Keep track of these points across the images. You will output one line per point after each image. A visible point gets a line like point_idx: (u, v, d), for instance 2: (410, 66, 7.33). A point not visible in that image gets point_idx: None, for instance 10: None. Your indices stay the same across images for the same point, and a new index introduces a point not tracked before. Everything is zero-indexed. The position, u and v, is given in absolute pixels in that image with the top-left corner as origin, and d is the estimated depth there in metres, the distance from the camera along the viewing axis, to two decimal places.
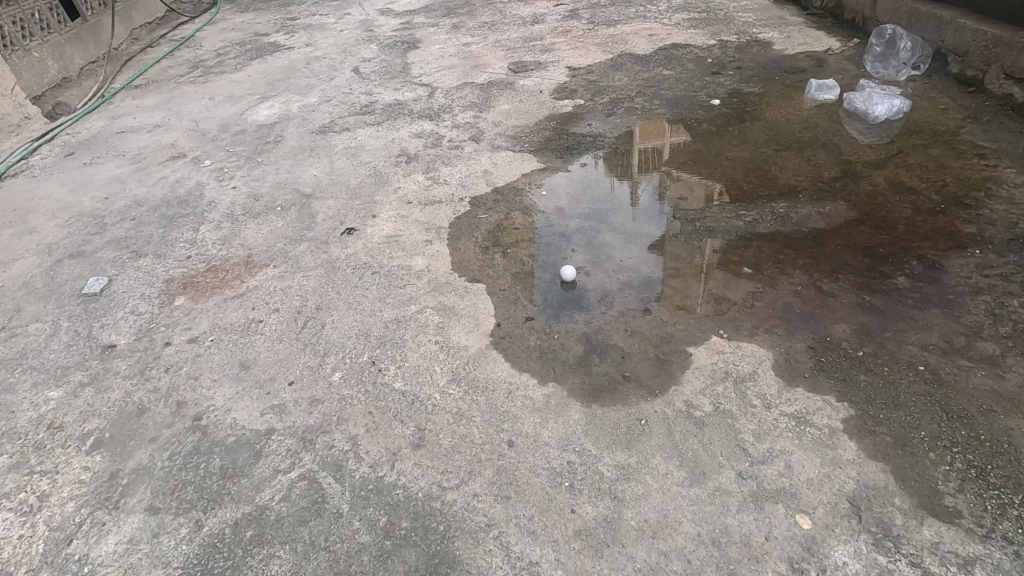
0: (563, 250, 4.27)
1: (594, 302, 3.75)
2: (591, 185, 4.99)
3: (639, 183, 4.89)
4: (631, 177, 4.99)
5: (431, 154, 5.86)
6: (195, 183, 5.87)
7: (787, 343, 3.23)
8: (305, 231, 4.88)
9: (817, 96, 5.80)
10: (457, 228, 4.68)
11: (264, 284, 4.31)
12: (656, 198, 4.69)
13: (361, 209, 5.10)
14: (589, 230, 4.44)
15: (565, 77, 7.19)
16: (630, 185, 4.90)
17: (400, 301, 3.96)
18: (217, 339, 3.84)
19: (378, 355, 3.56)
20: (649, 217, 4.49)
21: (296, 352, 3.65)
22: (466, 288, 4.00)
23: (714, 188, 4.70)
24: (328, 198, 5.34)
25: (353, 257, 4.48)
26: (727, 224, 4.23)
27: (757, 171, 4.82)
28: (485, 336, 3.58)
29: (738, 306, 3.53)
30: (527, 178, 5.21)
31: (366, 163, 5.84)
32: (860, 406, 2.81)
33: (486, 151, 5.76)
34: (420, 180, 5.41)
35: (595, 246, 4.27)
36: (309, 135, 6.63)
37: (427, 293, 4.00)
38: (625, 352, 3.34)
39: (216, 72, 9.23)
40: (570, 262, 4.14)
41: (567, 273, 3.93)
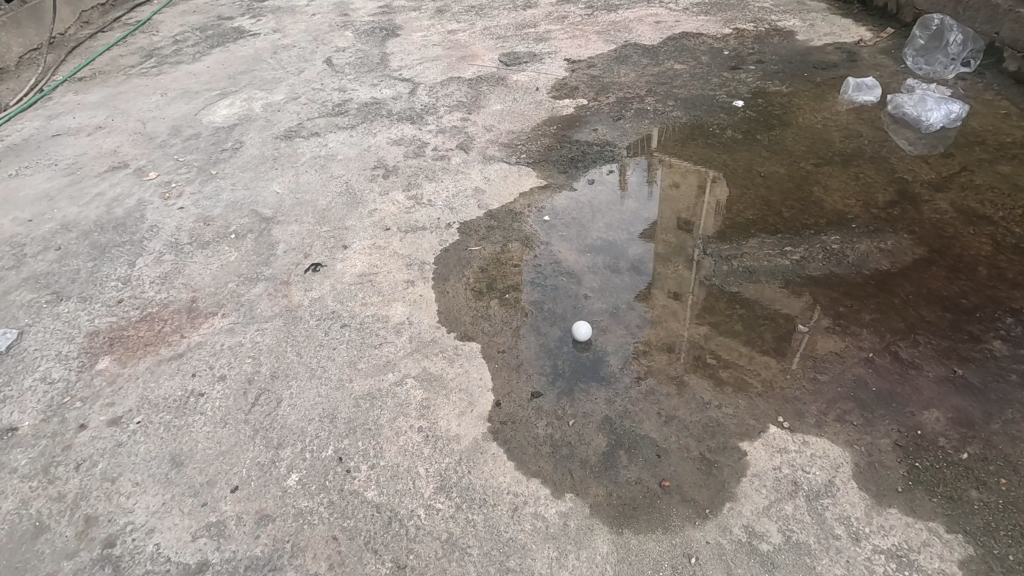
0: (574, 297, 3.52)
1: (616, 372, 3.02)
2: (601, 209, 4.24)
3: (627, 166, 4.62)
4: (623, 172, 4.58)
5: (413, 166, 5.06)
6: (136, 202, 5.01)
7: (868, 437, 2.54)
8: (262, 267, 4.08)
9: (855, 97, 5.06)
10: (444, 266, 3.91)
11: (209, 341, 3.53)
12: (645, 179, 4.47)
13: (330, 238, 4.31)
14: (603, 269, 3.70)
15: (564, 71, 6.37)
16: (618, 168, 4.63)
17: (376, 369, 3.21)
18: (145, 421, 3.07)
19: (346, 447, 2.81)
20: (638, 199, 4.28)
21: (243, 443, 2.89)
22: (456, 350, 3.26)
23: (747, 212, 3.97)
24: (292, 222, 4.54)
25: (319, 303, 3.72)
26: (770, 263, 3.51)
27: (797, 193, 4.09)
28: (481, 421, 2.85)
29: (797, 381, 2.83)
30: (526, 199, 4.44)
31: (337, 178, 5.04)
32: (979, 541, 2.15)
33: (477, 163, 4.97)
34: (400, 201, 4.63)
35: (612, 291, 3.52)
36: (272, 141, 5.78)
37: (408, 358, 3.25)
38: (660, 447, 2.63)
39: (171, 62, 8.25)
40: (583, 313, 3.41)
41: (581, 332, 3.19)
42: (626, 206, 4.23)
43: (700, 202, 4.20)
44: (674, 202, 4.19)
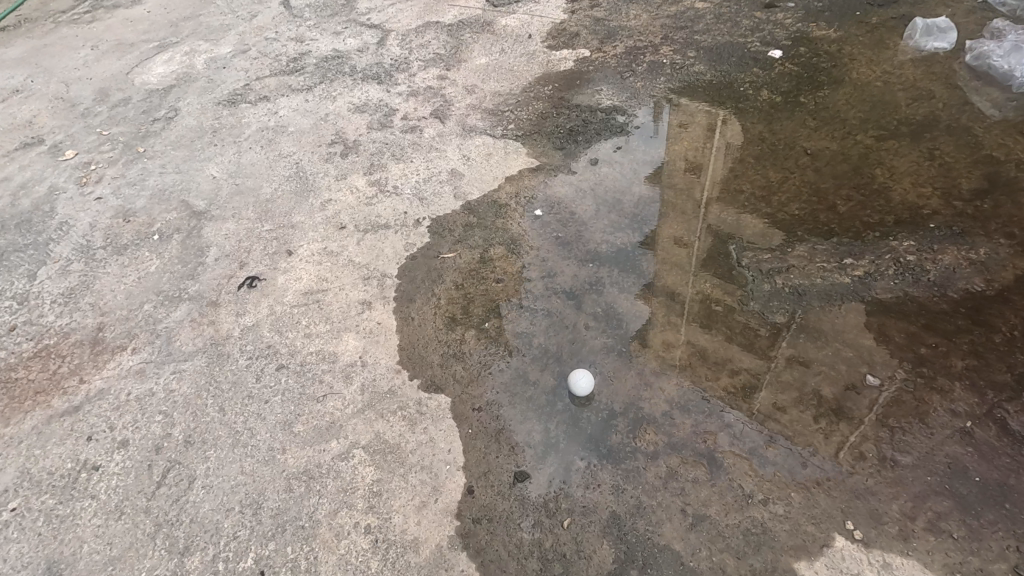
0: (571, 328, 2.75)
1: (625, 443, 2.30)
2: (605, 198, 3.41)
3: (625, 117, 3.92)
4: (625, 134, 3.80)
5: (377, 141, 4.17)
6: (45, 190, 4.16)
7: (976, 561, 1.86)
8: (187, 281, 3.31)
9: (925, 44, 4.06)
10: (409, 281, 3.13)
11: (113, 388, 2.80)
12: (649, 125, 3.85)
13: (272, 240, 3.51)
14: (608, 287, 2.91)
15: (562, 11, 5.29)
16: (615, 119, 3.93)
17: (315, 434, 2.50)
18: (22, 508, 2.40)
19: (271, 556, 2.15)
20: (638, 151, 3.66)
21: (140, 546, 2.24)
22: (419, 407, 2.54)
23: (792, 204, 3.13)
24: (228, 217, 3.71)
25: (252, 335, 2.98)
26: (827, 280, 2.71)
27: (854, 176, 3.23)
28: (447, 519, 2.17)
29: (871, 463, 2.11)
30: (513, 187, 3.60)
31: (286, 157, 4.16)
32: None
33: (454, 137, 4.08)
34: (360, 190, 3.79)
35: (621, 320, 2.75)
36: (213, 107, 4.83)
37: (358, 418, 2.54)
38: (687, 568, 1.95)
39: (107, 4, 7.08)
40: (582, 351, 2.65)
41: (580, 386, 2.43)
42: (622, 161, 3.62)
43: (708, 151, 3.60)
44: (682, 157, 3.56)
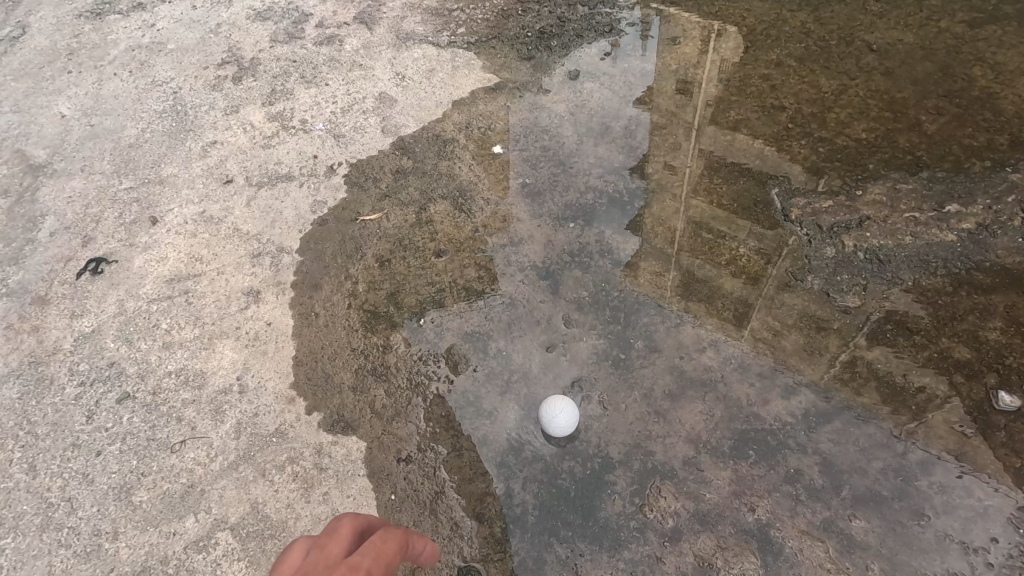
0: (543, 326, 1.88)
1: (629, 515, 1.50)
2: (588, 125, 2.43)
3: (614, 9, 2.87)
4: (617, 35, 2.76)
5: (283, 58, 3.07)
6: None
7: None
8: (8, 268, 2.35)
9: None
10: (315, 260, 2.21)
11: None
12: (645, 11, 2.82)
13: (132, 203, 2.53)
14: (597, 260, 2.01)
15: None
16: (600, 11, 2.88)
17: (164, 507, 1.67)
18: None
19: None
20: (630, 54, 2.66)
21: None
22: (319, 461, 1.71)
23: (857, 124, 2.19)
24: (75, 172, 2.69)
25: (89, 347, 2.07)
26: (921, 239, 1.83)
27: (944, 79, 2.27)
28: None
29: (1019, 547, 1.36)
30: (463, 116, 2.60)
31: (161, 85, 3.07)
32: None
33: (385, 48, 2.99)
34: (257, 126, 2.76)
35: (616, 310, 1.88)
36: (71, 19, 3.62)
37: (228, 480, 1.70)
38: None
39: None
40: (560, 362, 1.79)
41: (568, 428, 1.59)
42: (609, 69, 2.63)
43: (717, 45, 2.60)
44: (693, 61, 2.57)
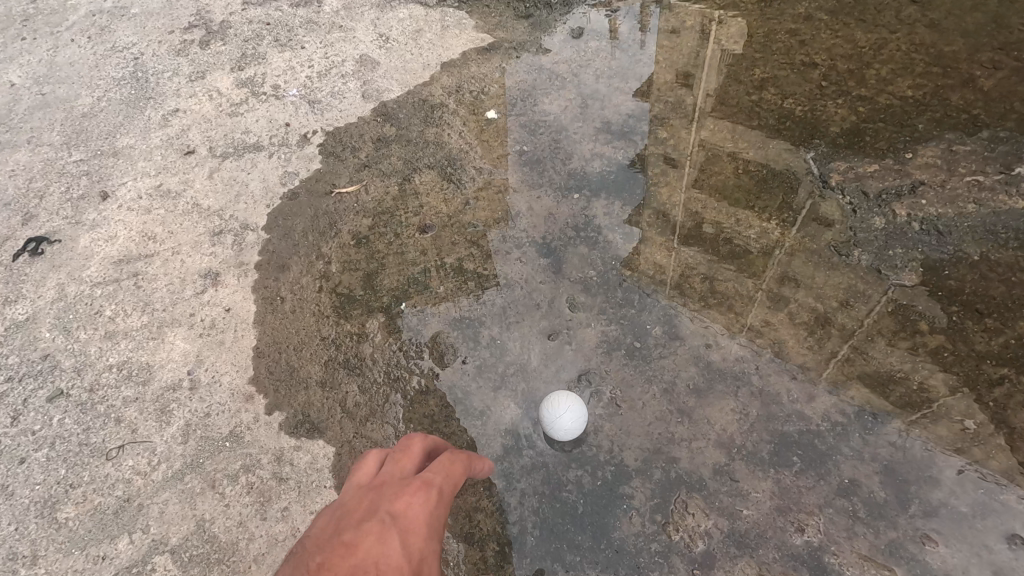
0: (544, 310, 1.61)
1: (650, 536, 1.24)
2: (593, 86, 2.15)
3: None
4: None
5: (255, 20, 2.78)
6: None
7: None
8: None
9: None
10: (282, 237, 1.93)
11: None
12: None
13: (81, 177, 2.25)
14: (606, 235, 1.75)
15: None
16: None
17: (94, 526, 1.40)
18: None
19: None
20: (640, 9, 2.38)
21: None
22: (280, 470, 1.44)
23: (901, 81, 1.92)
24: (20, 144, 2.40)
25: (20, 338, 1.79)
26: (986, 207, 1.56)
27: (999, 30, 1.99)
28: None
29: None
30: (453, 78, 2.31)
31: (121, 50, 2.78)
32: None
33: (367, 8, 2.70)
34: (224, 93, 2.48)
35: (629, 293, 1.61)
36: None
37: (171, 494, 1.43)
38: None
39: None
40: (565, 353, 1.52)
41: (579, 427, 1.33)
42: (617, 25, 2.35)
43: None
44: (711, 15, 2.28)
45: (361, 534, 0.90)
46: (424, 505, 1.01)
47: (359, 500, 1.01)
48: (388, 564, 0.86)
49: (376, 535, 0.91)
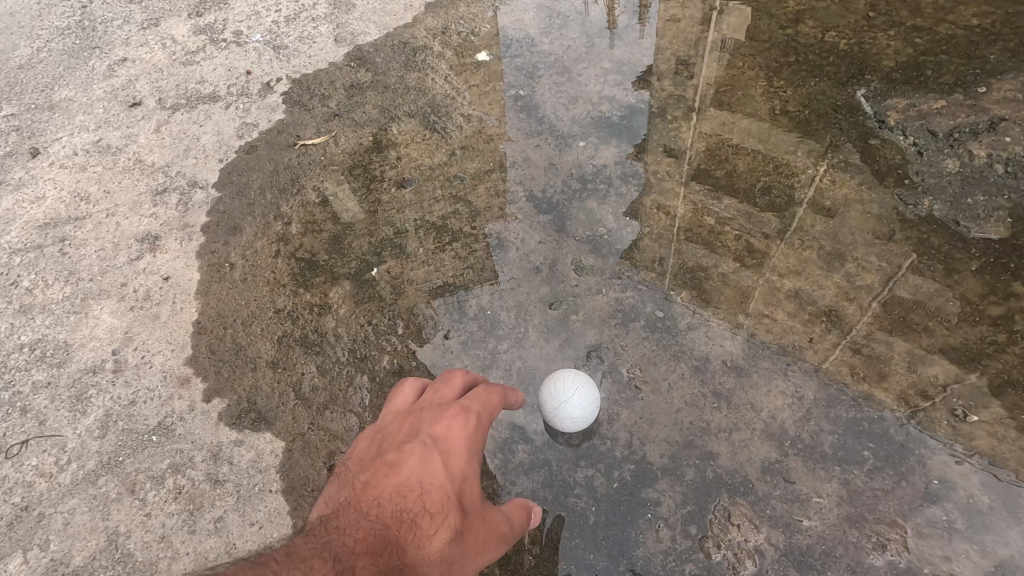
0: (545, 276, 1.33)
1: (684, 555, 0.96)
2: (600, 22, 1.85)
3: None
4: None
5: None
6: None
7: None
8: None
9: None
10: (235, 196, 1.64)
11: None
12: None
13: (9, 133, 1.94)
14: (618, 188, 1.46)
15: None
16: None
17: None
18: None
19: None
20: None
21: None
22: (216, 470, 1.16)
23: (967, 7, 1.62)
24: None
25: None
26: None
27: None
28: None
29: None
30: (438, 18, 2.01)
31: None
32: None
33: None
34: (179, 41, 2.18)
35: (648, 254, 1.32)
36: None
37: (80, 501, 1.15)
38: None
39: None
40: (570, 326, 1.24)
41: (594, 412, 1.06)
42: None
43: None
44: None
45: (402, 460, 0.88)
46: (463, 433, 0.94)
47: (396, 423, 0.97)
48: (431, 489, 0.85)
49: (418, 459, 0.88)
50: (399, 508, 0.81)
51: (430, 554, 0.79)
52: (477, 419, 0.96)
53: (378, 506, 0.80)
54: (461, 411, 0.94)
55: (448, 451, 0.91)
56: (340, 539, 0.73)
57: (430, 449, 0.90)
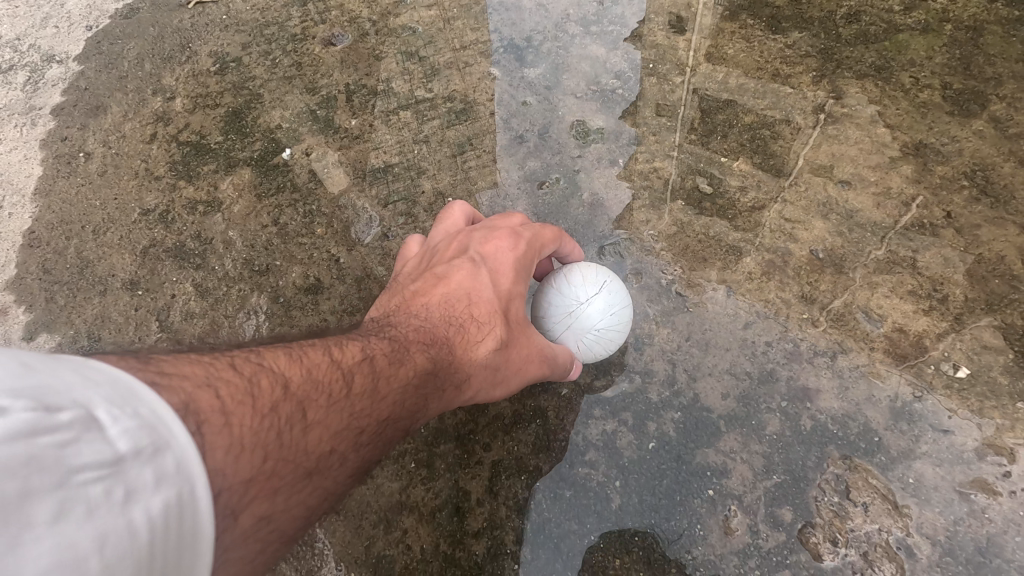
0: (532, 148, 0.91)
1: (774, 559, 0.57)
2: None
3: None
4: None
5: None
6: None
7: None
8: None
9: None
10: (104, 69, 1.18)
11: None
12: None
13: None
14: (637, 26, 1.01)
15: None
16: None
17: None
18: None
19: None
20: None
21: None
22: None
23: None
24: None
25: None
26: None
27: None
28: None
29: None
30: None
31: None
32: None
33: None
34: None
35: (683, 111, 0.90)
36: None
37: None
38: None
39: None
40: (572, 214, 0.83)
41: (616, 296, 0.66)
42: None
43: None
44: None
45: (447, 264, 0.62)
46: (522, 251, 0.62)
47: (446, 233, 0.68)
48: (479, 297, 0.59)
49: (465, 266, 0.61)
50: (445, 311, 0.58)
51: (483, 363, 0.57)
52: (537, 241, 0.64)
53: (422, 306, 0.58)
54: (513, 228, 0.62)
55: (496, 264, 0.61)
56: (385, 327, 0.55)
57: (477, 258, 0.61)
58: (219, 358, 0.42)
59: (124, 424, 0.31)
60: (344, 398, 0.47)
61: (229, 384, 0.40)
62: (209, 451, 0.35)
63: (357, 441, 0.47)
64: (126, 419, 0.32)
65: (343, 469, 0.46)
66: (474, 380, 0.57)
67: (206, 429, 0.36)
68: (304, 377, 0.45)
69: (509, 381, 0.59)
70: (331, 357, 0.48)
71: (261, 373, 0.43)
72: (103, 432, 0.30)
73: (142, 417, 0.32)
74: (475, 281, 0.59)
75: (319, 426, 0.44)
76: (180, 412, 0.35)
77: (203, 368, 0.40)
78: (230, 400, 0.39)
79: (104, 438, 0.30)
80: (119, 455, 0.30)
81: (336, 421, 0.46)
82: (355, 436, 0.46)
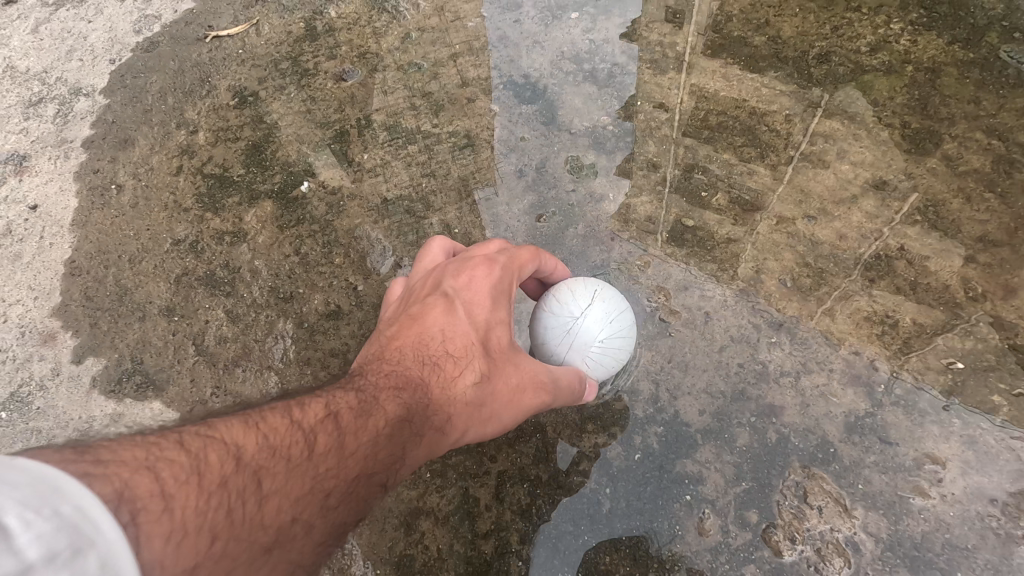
0: (531, 182, 0.99)
1: (742, 555, 0.67)
2: None
3: None
4: None
5: None
6: None
7: None
8: None
9: None
10: (129, 102, 1.26)
11: None
12: None
13: None
14: (626, 64, 1.10)
15: None
16: None
17: None
18: None
19: None
20: None
21: None
22: None
23: None
24: None
25: None
26: None
27: None
28: None
29: None
30: None
31: None
32: None
33: None
34: None
35: (668, 147, 0.98)
36: None
37: None
38: None
39: None
40: (567, 245, 0.91)
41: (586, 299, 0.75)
42: None
43: None
44: None
45: (421, 306, 0.67)
46: (493, 283, 0.68)
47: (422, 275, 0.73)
48: (453, 333, 0.64)
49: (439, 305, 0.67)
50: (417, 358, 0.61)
51: (461, 397, 0.61)
52: (508, 270, 0.70)
53: (397, 351, 0.62)
54: (484, 257, 0.68)
55: (469, 298, 0.66)
56: (356, 378, 0.59)
57: (451, 294, 0.66)
58: (168, 436, 0.44)
59: (39, 527, 0.28)
60: (304, 461, 0.48)
61: (172, 465, 0.41)
62: (145, 541, 0.36)
63: (323, 505, 0.49)
64: (40, 522, 0.28)
65: (309, 536, 0.48)
66: (455, 414, 0.61)
67: (143, 518, 0.36)
68: (259, 446, 0.47)
69: (493, 408, 0.64)
70: (291, 419, 0.50)
71: (208, 449, 0.44)
72: (11, 541, 0.26)
73: (61, 515, 0.29)
74: (449, 318, 0.64)
75: (280, 493, 0.46)
76: (113, 504, 0.35)
77: (143, 451, 0.41)
78: (173, 482, 0.40)
79: (11, 548, 0.26)
80: (28, 565, 0.26)
81: (299, 485, 0.48)
82: (321, 498, 0.48)
